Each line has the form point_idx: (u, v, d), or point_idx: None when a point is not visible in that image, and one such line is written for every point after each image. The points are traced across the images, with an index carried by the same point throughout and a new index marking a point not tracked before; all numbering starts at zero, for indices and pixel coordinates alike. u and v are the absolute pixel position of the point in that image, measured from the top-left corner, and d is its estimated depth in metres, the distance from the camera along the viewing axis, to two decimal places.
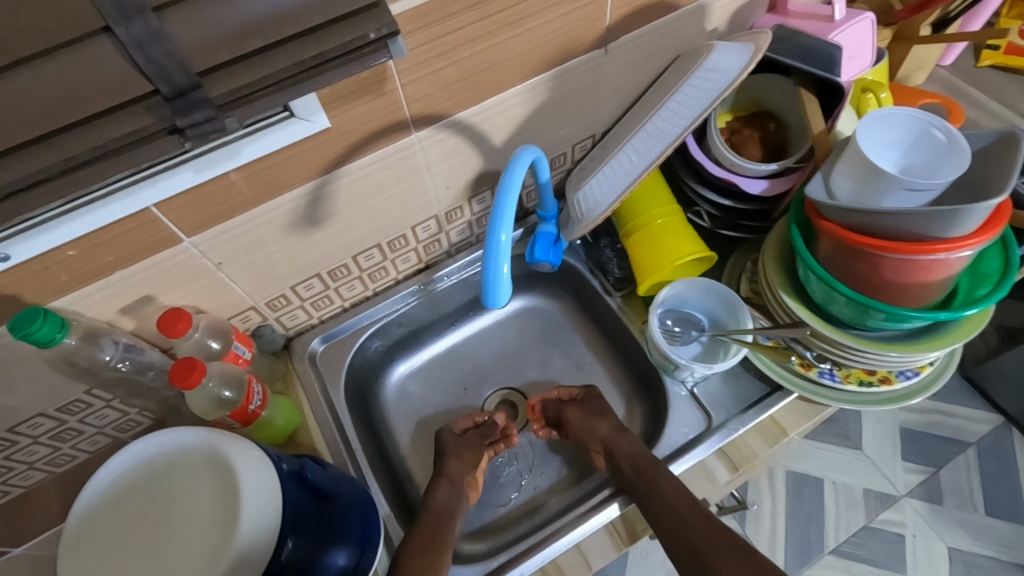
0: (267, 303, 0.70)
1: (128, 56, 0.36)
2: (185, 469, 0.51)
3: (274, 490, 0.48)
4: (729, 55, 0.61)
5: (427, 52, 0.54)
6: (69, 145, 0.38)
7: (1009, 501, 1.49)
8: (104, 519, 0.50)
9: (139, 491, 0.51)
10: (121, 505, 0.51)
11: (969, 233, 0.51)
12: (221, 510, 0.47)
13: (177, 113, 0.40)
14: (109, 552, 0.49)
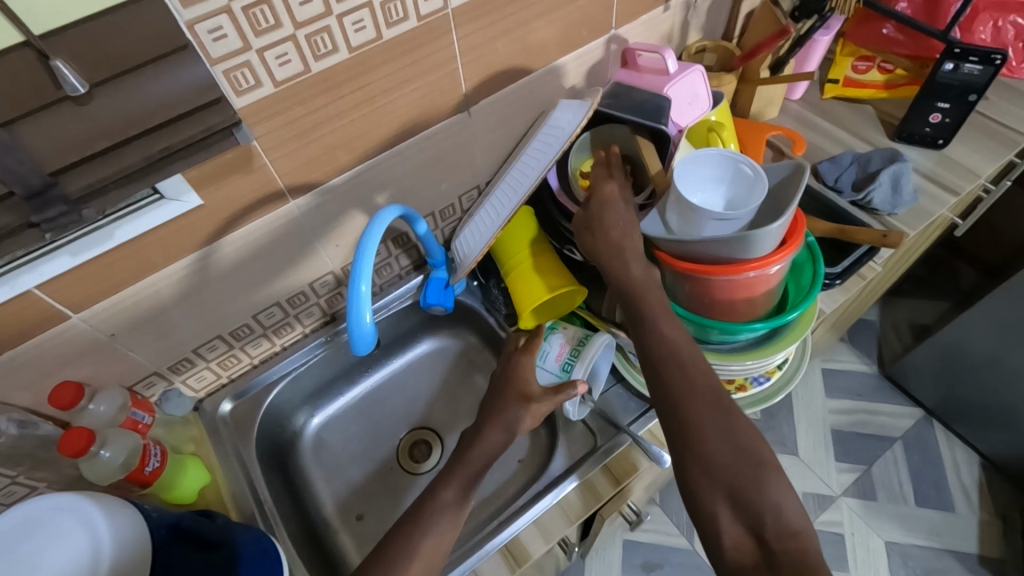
0: (170, 368, 0.73)
1: None
2: (39, 529, 0.49)
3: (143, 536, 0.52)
4: (569, 112, 0.71)
5: (288, 132, 0.60)
6: None
7: (935, 491, 1.57)
8: None
9: None
10: None
11: (772, 252, 0.59)
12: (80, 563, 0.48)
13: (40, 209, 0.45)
14: None
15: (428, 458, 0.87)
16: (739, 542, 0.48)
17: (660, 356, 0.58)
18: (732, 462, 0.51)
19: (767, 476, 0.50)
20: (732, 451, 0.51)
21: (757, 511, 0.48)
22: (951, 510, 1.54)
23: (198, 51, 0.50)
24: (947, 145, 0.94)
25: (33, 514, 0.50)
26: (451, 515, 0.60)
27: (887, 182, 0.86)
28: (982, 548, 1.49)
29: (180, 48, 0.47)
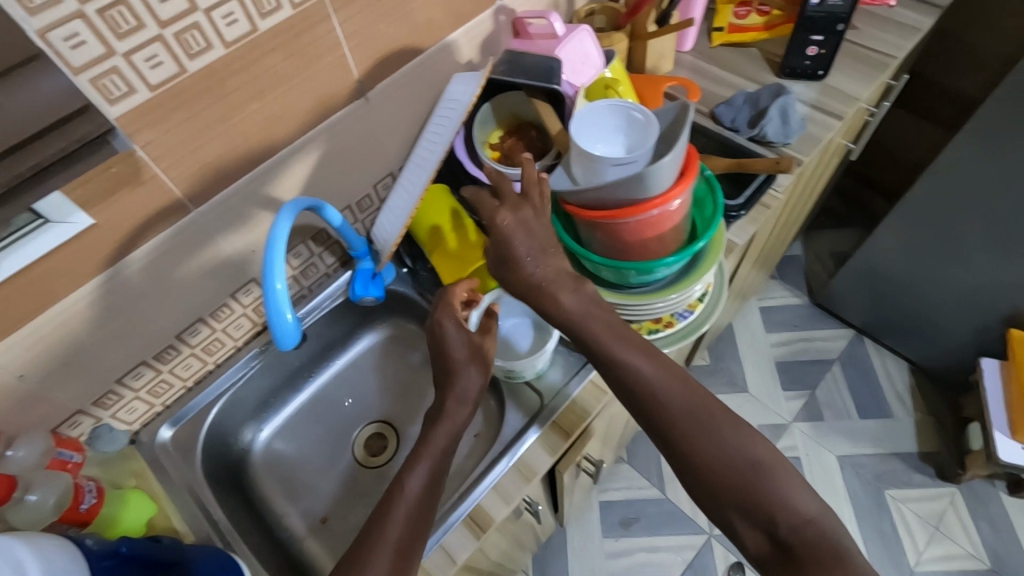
0: (97, 403, 0.71)
1: None
2: None
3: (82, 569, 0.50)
4: (463, 84, 0.72)
5: (176, 139, 0.59)
6: None
7: (874, 401, 1.68)
8: None
9: None
10: None
11: (671, 187, 0.62)
12: None
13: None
14: None
15: (384, 450, 0.87)
16: (758, 543, 0.54)
17: (639, 398, 0.58)
18: (738, 476, 0.54)
19: (768, 478, 0.53)
20: (737, 471, 0.54)
21: (769, 514, 0.53)
22: (890, 417, 1.65)
23: (56, 61, 0.48)
24: (826, 75, 1.00)
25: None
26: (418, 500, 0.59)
27: (776, 115, 0.91)
28: (921, 446, 1.61)
29: (30, 57, 0.46)
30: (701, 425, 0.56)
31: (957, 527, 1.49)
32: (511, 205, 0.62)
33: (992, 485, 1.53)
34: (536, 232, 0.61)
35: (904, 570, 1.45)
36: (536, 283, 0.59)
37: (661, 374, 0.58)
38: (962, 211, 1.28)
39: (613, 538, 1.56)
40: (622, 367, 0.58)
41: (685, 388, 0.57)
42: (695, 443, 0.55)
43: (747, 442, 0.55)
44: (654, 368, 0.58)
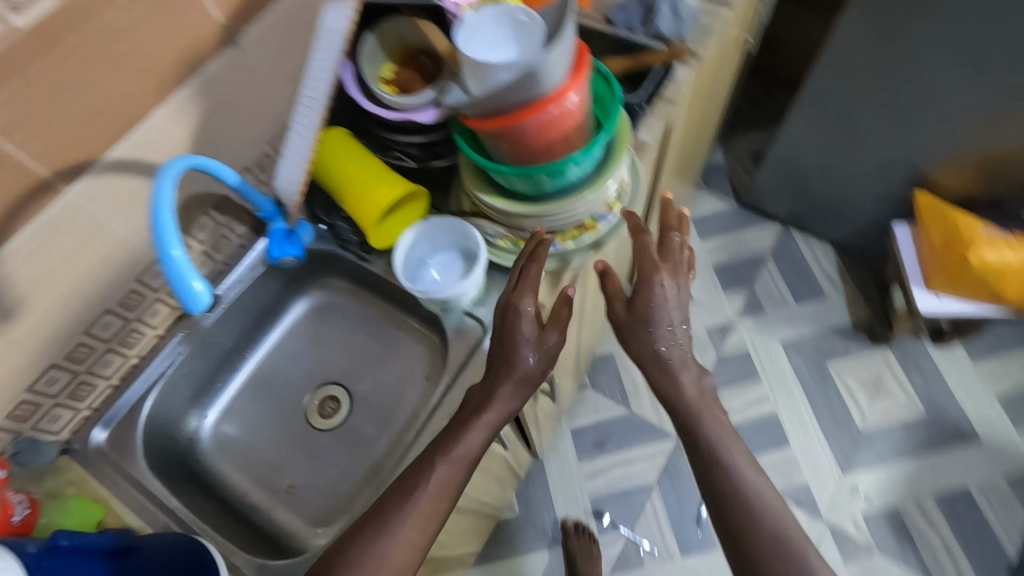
0: (10, 415, 0.66)
1: None
2: None
3: None
4: (338, 14, 0.67)
5: (19, 109, 0.53)
6: None
7: (807, 285, 1.78)
8: None
9: None
10: None
11: (564, 82, 0.61)
12: None
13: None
14: None
15: (338, 410, 0.86)
16: None
17: (705, 457, 0.65)
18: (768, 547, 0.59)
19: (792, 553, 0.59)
20: (773, 548, 0.59)
21: None
22: (823, 297, 1.76)
23: None
24: None
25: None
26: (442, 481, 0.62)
27: (667, 9, 0.91)
28: (853, 318, 1.72)
29: None
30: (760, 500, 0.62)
31: (893, 383, 1.62)
32: (670, 269, 0.70)
33: (918, 340, 1.66)
34: (685, 298, 0.70)
35: (853, 432, 1.57)
36: (660, 355, 0.68)
37: (722, 438, 0.65)
38: (856, 87, 1.33)
39: (590, 460, 1.61)
40: (698, 432, 0.66)
41: (741, 446, 0.66)
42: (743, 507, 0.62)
43: (780, 523, 0.61)
44: (720, 435, 0.66)
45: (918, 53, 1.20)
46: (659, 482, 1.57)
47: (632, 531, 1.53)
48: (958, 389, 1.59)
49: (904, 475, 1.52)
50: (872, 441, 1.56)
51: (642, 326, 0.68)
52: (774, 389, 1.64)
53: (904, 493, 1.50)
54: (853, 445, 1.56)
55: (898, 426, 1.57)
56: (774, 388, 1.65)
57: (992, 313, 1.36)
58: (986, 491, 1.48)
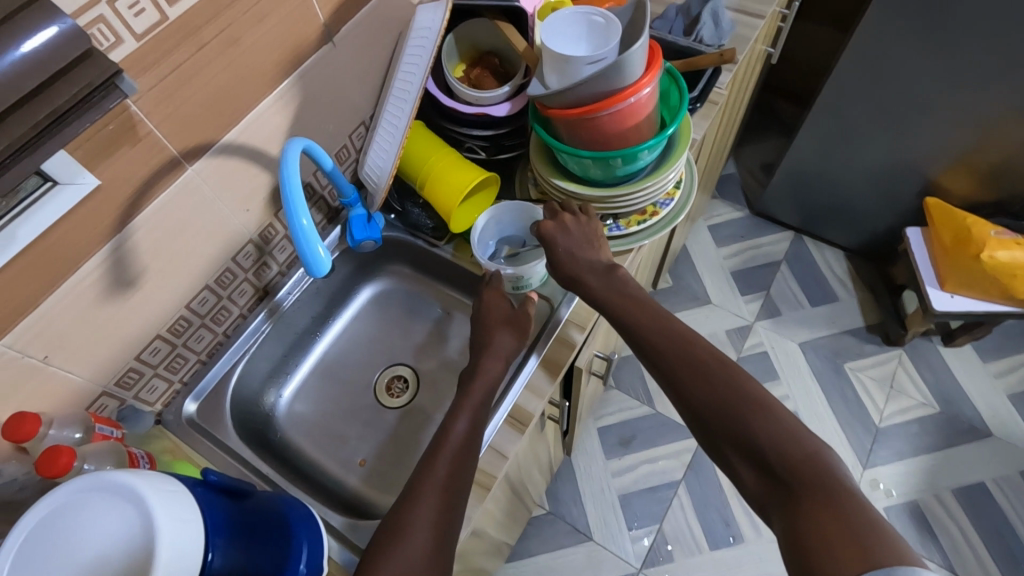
0: (117, 383, 0.70)
1: None
2: (87, 515, 0.44)
3: (197, 522, 0.45)
4: (429, 14, 0.76)
5: (186, 113, 0.62)
6: None
7: (821, 289, 1.85)
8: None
9: (44, 538, 0.43)
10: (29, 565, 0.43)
11: (643, 75, 0.67)
12: (131, 542, 0.42)
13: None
14: None
15: (406, 390, 0.90)
16: (718, 422, 0.57)
17: (815, 483, 0.50)
18: (803, 466, 0.52)
19: (753, 421, 0.55)
20: (799, 454, 0.52)
21: (754, 444, 0.54)
22: (837, 300, 1.82)
23: (123, 29, 0.53)
24: None
25: (64, 502, 0.44)
26: (460, 441, 0.63)
27: (710, 19, 0.99)
28: (866, 320, 1.79)
29: (132, 69, 0.55)
30: (711, 394, 0.58)
31: (906, 381, 1.68)
32: (589, 238, 0.74)
33: (928, 341, 1.73)
34: (580, 231, 0.74)
35: (870, 429, 1.63)
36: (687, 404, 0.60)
37: (754, 417, 0.55)
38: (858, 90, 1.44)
39: (616, 457, 1.65)
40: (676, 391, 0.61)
41: (788, 431, 0.54)
42: (781, 464, 0.53)
43: (792, 438, 0.54)
44: (702, 385, 0.59)
45: (920, 69, 1.32)
46: (685, 478, 1.61)
47: (661, 527, 1.55)
48: (969, 386, 1.66)
49: (922, 470, 1.57)
50: (889, 437, 1.61)
51: (588, 273, 0.72)
52: (794, 388, 1.70)
53: (923, 487, 1.54)
54: (871, 442, 1.61)
55: (913, 423, 1.62)
56: (793, 386, 1.70)
57: (1002, 310, 1.44)
58: (1002, 485, 1.53)
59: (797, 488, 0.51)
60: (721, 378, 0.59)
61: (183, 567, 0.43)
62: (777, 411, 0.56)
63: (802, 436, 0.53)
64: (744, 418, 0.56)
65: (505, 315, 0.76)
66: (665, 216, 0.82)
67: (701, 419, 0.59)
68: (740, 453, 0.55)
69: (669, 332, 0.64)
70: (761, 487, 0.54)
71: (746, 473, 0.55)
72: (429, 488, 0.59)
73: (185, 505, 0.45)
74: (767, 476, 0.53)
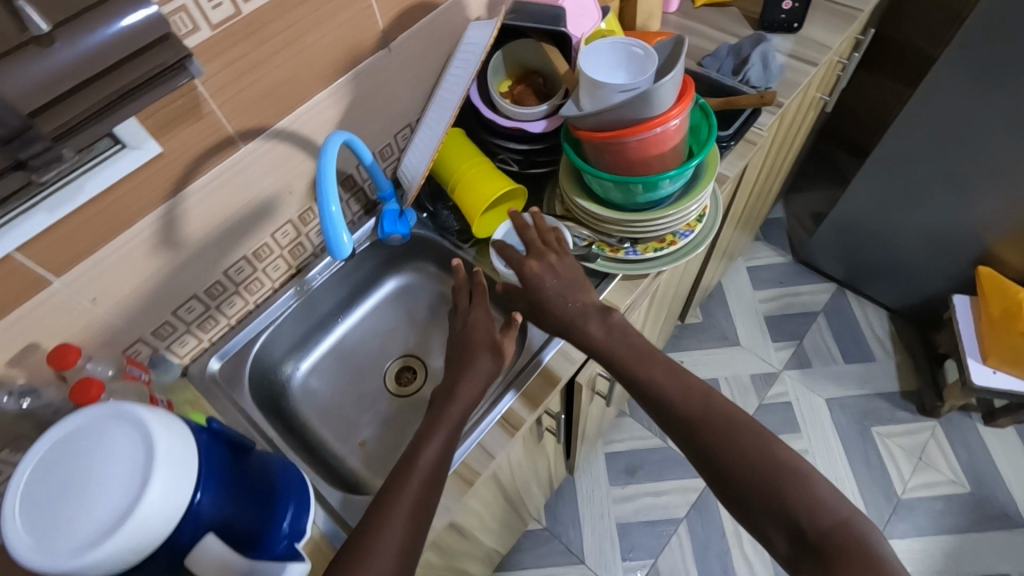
0: (153, 333, 0.77)
1: (65, 118, 0.50)
2: (101, 438, 0.49)
3: (193, 461, 0.50)
4: (480, 31, 0.81)
5: (246, 97, 0.69)
6: (40, 125, 0.49)
7: (857, 347, 1.79)
8: (42, 486, 0.48)
9: (66, 453, 0.49)
10: (49, 474, 0.48)
11: (672, 108, 0.69)
12: (133, 468, 0.47)
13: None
14: (54, 511, 0.46)
15: (413, 381, 0.94)
16: (750, 485, 0.59)
17: (850, 551, 0.53)
18: (838, 533, 0.54)
19: (788, 485, 0.57)
20: (834, 521, 0.55)
21: (791, 510, 0.56)
22: (873, 360, 1.76)
23: (201, 19, 0.59)
24: (801, 27, 1.09)
25: (87, 424, 0.50)
26: (432, 466, 0.65)
27: (758, 61, 1.00)
28: (902, 385, 1.71)
29: (204, 54, 0.62)
30: (744, 458, 0.60)
31: (937, 455, 1.60)
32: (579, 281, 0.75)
33: (967, 417, 1.65)
34: (564, 273, 0.75)
35: (891, 499, 1.56)
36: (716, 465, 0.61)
37: (792, 484, 0.57)
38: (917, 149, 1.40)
39: (620, 485, 1.64)
40: (706, 449, 0.62)
41: (824, 497, 0.56)
42: (817, 530, 0.55)
43: (827, 504, 0.56)
44: (737, 446, 0.61)
45: (982, 133, 1.27)
46: (687, 517, 1.58)
47: (655, 563, 1.53)
48: (1006, 471, 1.56)
49: (942, 551, 1.48)
50: (910, 511, 1.54)
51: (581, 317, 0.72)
52: (814, 443, 1.64)
53: (940, 569, 1.46)
54: (890, 512, 1.54)
55: (939, 500, 1.54)
56: (814, 441, 1.65)
57: None
58: None
59: (832, 555, 0.53)
60: (749, 440, 0.61)
61: (169, 500, 0.47)
62: (810, 477, 0.58)
63: (836, 503, 0.56)
64: (782, 483, 0.58)
65: (489, 342, 0.75)
66: (683, 246, 0.83)
67: (732, 483, 0.60)
68: (772, 519, 0.57)
69: (679, 401, 0.65)
70: (791, 550, 0.56)
71: (776, 536, 0.57)
72: (397, 510, 0.61)
73: (183, 447, 0.50)
74: (798, 539, 0.56)
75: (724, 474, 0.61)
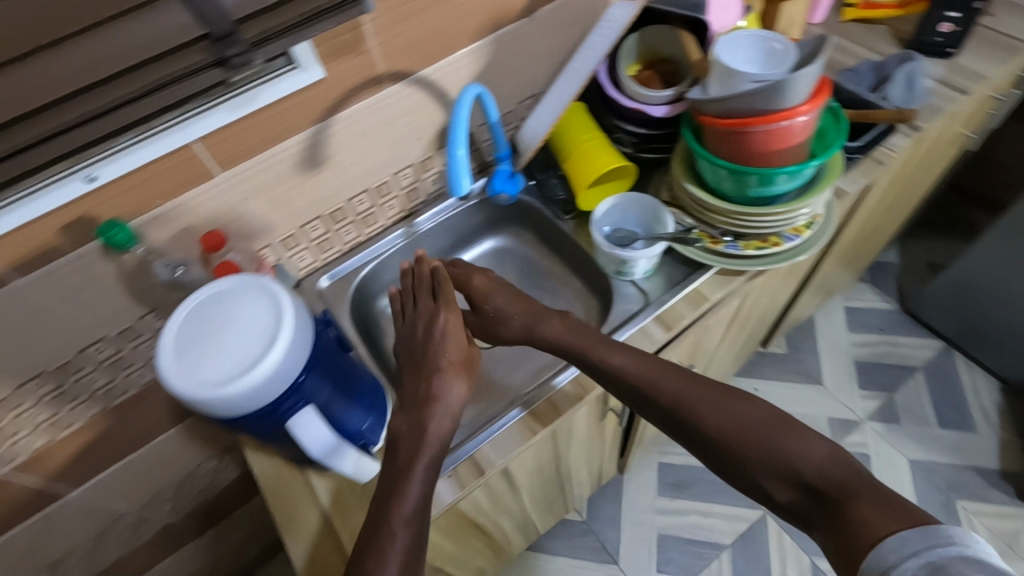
0: (281, 242, 0.87)
1: (262, 29, 0.58)
2: (243, 301, 0.60)
3: (309, 338, 0.59)
4: (620, 9, 0.83)
5: (400, 42, 0.76)
6: (243, 31, 0.57)
7: (956, 413, 1.64)
8: (190, 326, 0.59)
9: (213, 306, 0.60)
10: (197, 317, 0.59)
11: (802, 103, 0.69)
12: (264, 329, 0.57)
13: (95, 57, 0.52)
14: (196, 345, 0.57)
15: None
16: (744, 447, 0.62)
17: (847, 486, 0.56)
18: (835, 476, 0.57)
19: (777, 439, 0.61)
20: (830, 462, 0.58)
21: (786, 461, 0.60)
22: (973, 431, 1.61)
23: None
24: (956, 54, 1.03)
25: (234, 287, 0.61)
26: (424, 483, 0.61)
27: (901, 80, 0.96)
28: (1002, 464, 1.56)
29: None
30: (736, 425, 0.63)
31: None
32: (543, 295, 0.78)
33: None
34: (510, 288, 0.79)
35: None
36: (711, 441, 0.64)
37: (784, 439, 0.61)
38: None
39: (668, 497, 1.61)
40: (696, 426, 0.66)
41: (813, 445, 0.60)
42: (812, 472, 0.58)
43: (815, 451, 0.59)
44: (725, 415, 0.64)
45: None
46: (732, 545, 1.53)
47: None
48: None
49: None
50: None
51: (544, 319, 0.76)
52: None
53: None
54: None
55: None
56: None
57: None
58: None
59: (832, 494, 0.56)
60: (734, 408, 0.64)
61: (289, 356, 0.56)
62: (801, 430, 0.61)
63: (829, 448, 0.59)
64: (773, 440, 0.61)
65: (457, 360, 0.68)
66: (787, 249, 0.82)
67: (728, 451, 0.63)
68: (769, 472, 0.61)
69: (657, 389, 0.68)
70: (795, 498, 0.60)
71: (778, 489, 0.60)
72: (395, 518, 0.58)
73: (299, 316, 0.59)
74: (803, 490, 0.59)
75: (721, 446, 0.64)
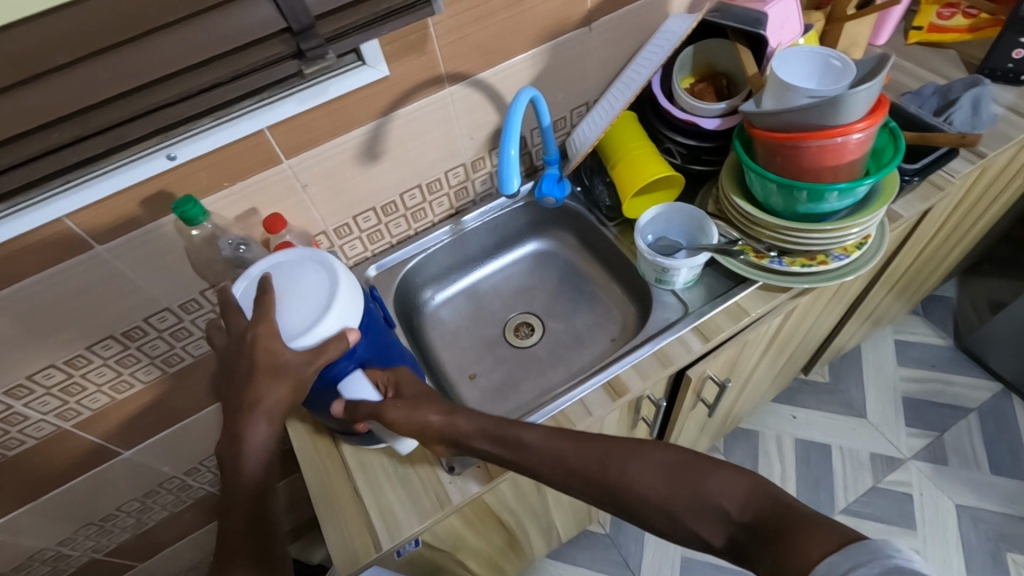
0: (334, 230, 0.91)
1: (337, 25, 0.62)
2: (304, 269, 0.65)
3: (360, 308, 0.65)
4: (678, 22, 0.84)
5: (462, 45, 0.79)
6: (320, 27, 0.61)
7: (1011, 459, 1.56)
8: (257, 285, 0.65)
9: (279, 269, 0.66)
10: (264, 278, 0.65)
11: (859, 120, 0.69)
12: (323, 295, 0.63)
13: (189, 44, 0.57)
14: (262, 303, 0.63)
15: (531, 336, 1.01)
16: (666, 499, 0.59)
17: (772, 517, 0.54)
18: (761, 507, 0.55)
19: (700, 478, 0.59)
20: (755, 496, 0.56)
21: (714, 502, 0.57)
22: None
23: None
24: None
25: (296, 255, 0.66)
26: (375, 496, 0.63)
27: (967, 105, 0.94)
28: None
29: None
30: (653, 478, 0.60)
31: None
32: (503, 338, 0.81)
33: None
34: None
35: None
36: (634, 499, 0.61)
37: (704, 480, 0.58)
38: None
39: None
40: (619, 484, 0.61)
41: (736, 479, 0.58)
42: (733, 510, 0.56)
43: (732, 489, 0.57)
44: (641, 466, 0.61)
45: None
46: None
47: None
48: None
49: None
50: None
51: None
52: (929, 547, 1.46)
53: None
54: None
55: None
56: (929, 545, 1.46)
57: None
58: None
59: (763, 528, 0.54)
60: (646, 456, 0.62)
61: (342, 325, 0.62)
62: (720, 469, 0.59)
63: (746, 482, 0.58)
64: (697, 482, 0.59)
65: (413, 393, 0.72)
66: (834, 268, 0.81)
67: (653, 505, 0.60)
68: (700, 515, 0.58)
69: (582, 450, 0.65)
70: (729, 536, 0.57)
71: (712, 533, 0.57)
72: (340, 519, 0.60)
73: (353, 286, 0.64)
74: (733, 529, 0.56)
75: (646, 501, 0.60)
